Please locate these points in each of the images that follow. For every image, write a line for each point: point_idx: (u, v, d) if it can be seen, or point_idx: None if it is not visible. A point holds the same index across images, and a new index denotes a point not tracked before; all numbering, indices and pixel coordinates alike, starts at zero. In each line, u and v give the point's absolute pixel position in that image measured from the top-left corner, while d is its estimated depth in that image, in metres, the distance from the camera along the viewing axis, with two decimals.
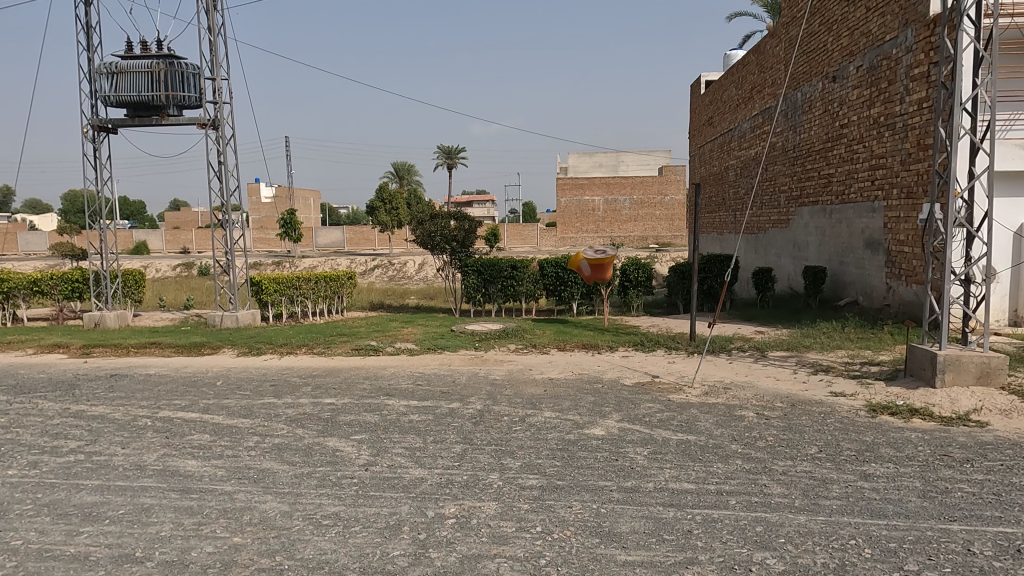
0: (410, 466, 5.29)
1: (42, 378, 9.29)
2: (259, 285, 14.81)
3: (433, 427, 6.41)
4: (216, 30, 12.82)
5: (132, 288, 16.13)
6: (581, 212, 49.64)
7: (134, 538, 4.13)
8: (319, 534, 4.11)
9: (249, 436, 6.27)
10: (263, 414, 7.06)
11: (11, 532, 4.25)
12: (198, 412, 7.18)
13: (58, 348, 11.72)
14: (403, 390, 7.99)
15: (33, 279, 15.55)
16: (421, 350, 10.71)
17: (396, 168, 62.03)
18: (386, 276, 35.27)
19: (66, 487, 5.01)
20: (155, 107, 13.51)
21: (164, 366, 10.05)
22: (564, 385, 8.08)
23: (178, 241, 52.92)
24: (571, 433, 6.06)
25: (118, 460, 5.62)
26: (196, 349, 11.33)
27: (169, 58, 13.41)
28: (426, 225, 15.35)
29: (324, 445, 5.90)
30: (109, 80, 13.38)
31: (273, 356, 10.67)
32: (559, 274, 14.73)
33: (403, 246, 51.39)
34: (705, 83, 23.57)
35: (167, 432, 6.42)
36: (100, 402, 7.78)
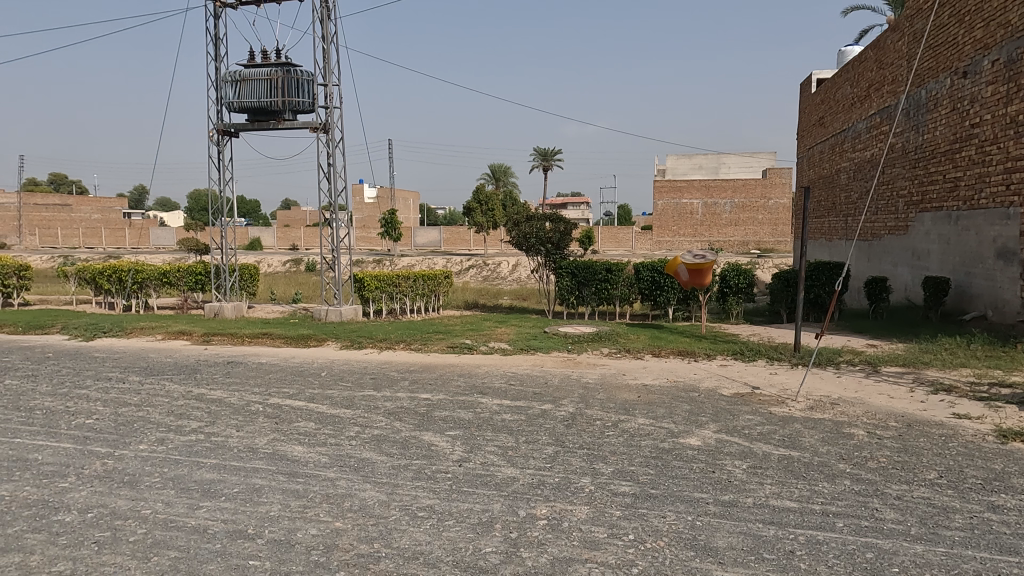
0: (503, 465, 5.35)
1: (170, 361, 10.16)
2: (361, 282, 15.46)
3: (526, 427, 6.45)
4: (329, 38, 13.49)
5: (247, 281, 17.27)
6: (679, 215, 48.44)
7: (247, 515, 4.41)
8: (415, 525, 4.24)
9: (350, 425, 6.55)
10: (363, 405, 7.37)
11: (143, 501, 4.66)
12: (305, 400, 7.59)
13: (182, 335, 12.72)
14: (496, 389, 8.10)
15: (163, 271, 16.96)
16: (514, 350, 10.81)
17: (492, 170, 62.93)
18: (481, 276, 35.91)
19: (189, 463, 5.43)
20: (272, 112, 14.39)
21: (275, 355, 10.72)
22: (658, 392, 7.90)
23: (289, 238, 56.17)
24: (665, 441, 5.92)
25: (234, 441, 6.03)
26: (303, 340, 11.98)
27: (286, 65, 14.24)
28: (522, 225, 15.48)
29: (420, 439, 6.07)
30: (233, 88, 14.38)
31: (373, 350, 11.11)
32: (655, 278, 14.42)
33: (498, 246, 51.96)
34: (816, 80, 22.42)
35: (276, 418, 6.83)
36: (219, 386, 8.40)
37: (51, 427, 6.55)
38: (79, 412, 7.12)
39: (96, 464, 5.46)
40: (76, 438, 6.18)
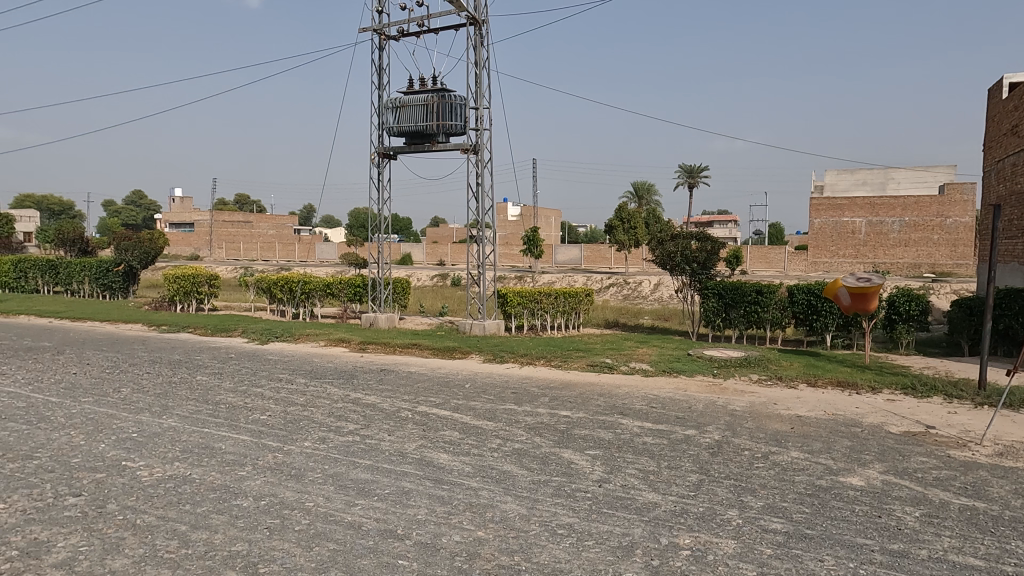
0: (644, 489, 5.23)
1: (331, 366, 11.03)
2: (505, 297, 15.87)
3: (668, 452, 6.25)
4: (482, 63, 14.08)
5: (399, 294, 18.33)
6: (839, 235, 44.99)
7: (397, 516, 4.66)
8: (555, 542, 4.25)
9: (493, 437, 6.72)
10: (505, 418, 7.53)
11: (307, 494, 5.07)
12: (450, 410, 7.90)
13: (341, 342, 13.75)
14: (637, 411, 7.95)
15: (327, 283, 18.42)
16: (656, 372, 10.56)
17: (635, 188, 62.20)
18: (621, 295, 35.55)
19: (346, 463, 5.84)
20: (428, 135, 15.25)
21: (423, 365, 11.27)
22: (815, 425, 7.34)
23: (436, 254, 59.03)
24: (822, 478, 5.49)
25: (386, 445, 6.41)
26: (449, 352, 12.49)
27: (442, 91, 15.04)
28: (666, 244, 15.14)
29: (560, 456, 6.09)
30: (394, 114, 15.45)
31: (514, 365, 11.35)
32: (812, 302, 13.47)
33: (639, 265, 51.13)
34: (1008, 85, 19.99)
35: (424, 426, 7.16)
36: (373, 392, 8.98)
37: (232, 420, 7.33)
38: (255, 408, 7.92)
39: (268, 456, 6.04)
40: (253, 431, 6.88)
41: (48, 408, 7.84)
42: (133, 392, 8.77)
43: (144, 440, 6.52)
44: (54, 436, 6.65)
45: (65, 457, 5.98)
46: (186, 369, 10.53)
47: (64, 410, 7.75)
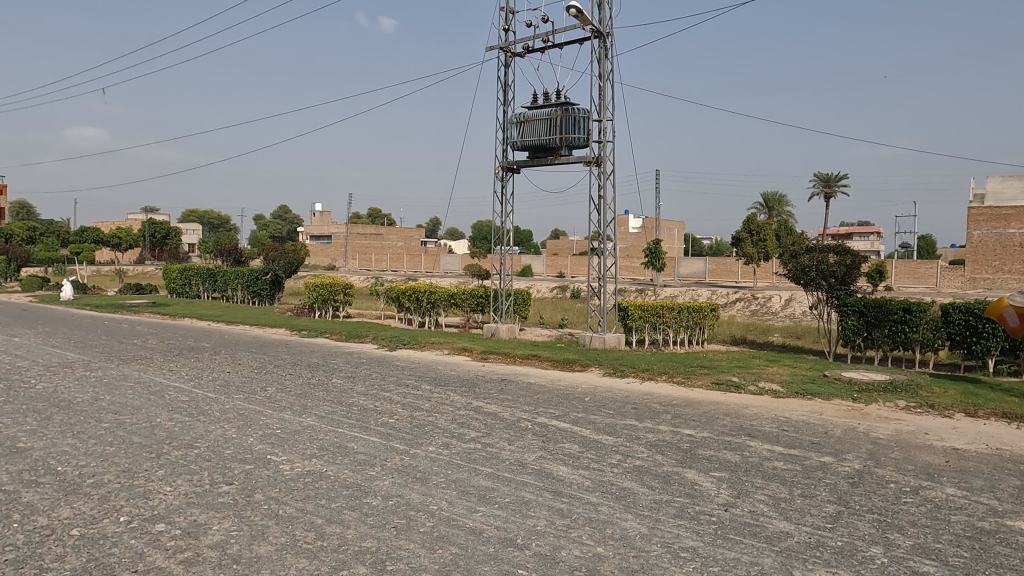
0: (775, 517, 4.94)
1: (454, 374, 11.37)
2: (626, 310, 15.62)
3: (801, 479, 5.87)
4: (606, 76, 14.05)
5: (520, 306, 18.59)
6: (1003, 249, 40.39)
7: (517, 525, 4.71)
8: (677, 565, 4.12)
9: (613, 453, 6.63)
10: (625, 434, 7.41)
11: (431, 497, 5.25)
12: (570, 423, 7.88)
13: (464, 351, 14.16)
14: (767, 433, 7.53)
15: (452, 293, 19.01)
16: (788, 393, 9.92)
17: (765, 199, 59.27)
18: (748, 310, 33.95)
19: (468, 469, 5.99)
20: (551, 149, 15.41)
21: (543, 377, 11.34)
22: (974, 459, 6.60)
23: (556, 267, 59.38)
24: (984, 520, 4.93)
25: (506, 454, 6.50)
26: (568, 365, 12.49)
27: (565, 105, 15.15)
28: (800, 258, 14.32)
29: (683, 476, 5.89)
30: (518, 128, 15.76)
31: (634, 380, 11.14)
32: (970, 323, 12.17)
33: (769, 279, 48.57)
34: None
35: (543, 437, 7.20)
36: (494, 401, 9.15)
37: (363, 422, 7.75)
38: (384, 411, 8.32)
39: (396, 458, 6.32)
40: (381, 433, 7.23)
41: (206, 403, 8.68)
42: (277, 392, 9.52)
43: (286, 436, 7.05)
44: (212, 428, 7.35)
45: (220, 448, 6.58)
46: (323, 372, 11.28)
47: (219, 405, 8.54)
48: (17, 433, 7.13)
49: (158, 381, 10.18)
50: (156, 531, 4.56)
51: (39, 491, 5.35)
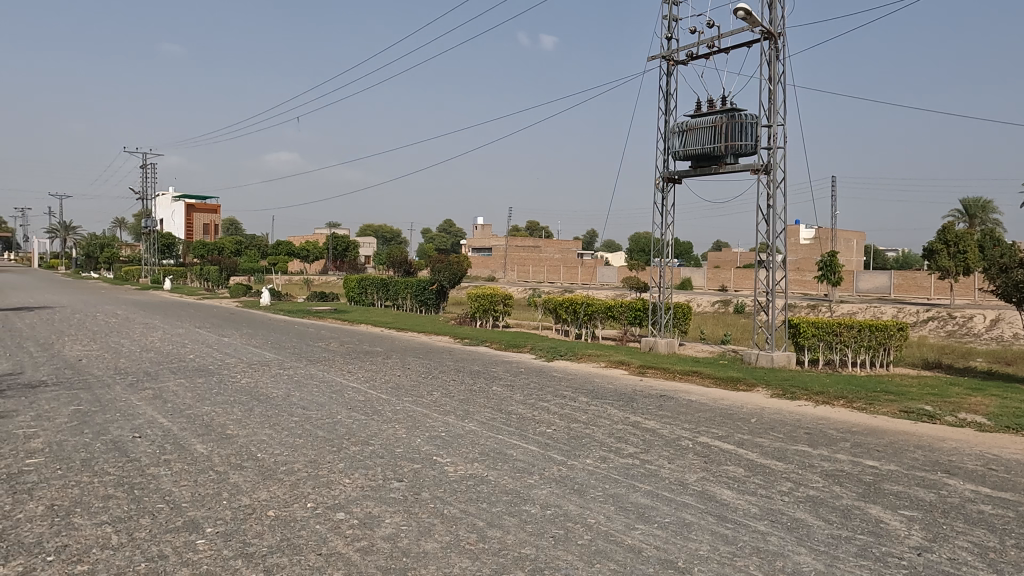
0: (981, 568, 4.31)
1: (611, 388, 11.26)
2: (796, 327, 14.57)
3: (1014, 527, 5.09)
4: (777, 78, 13.28)
5: (680, 320, 18.01)
6: None
7: (678, 547, 4.55)
8: None
9: (783, 480, 6.19)
10: (797, 461, 6.88)
11: (588, 511, 5.23)
12: (734, 445, 7.47)
13: (621, 365, 13.98)
14: (970, 472, 6.62)
15: (609, 306, 18.82)
16: (995, 428, 8.63)
17: (965, 206, 52.52)
18: (944, 331, 30.22)
19: (626, 485, 5.89)
20: (715, 157, 14.83)
21: (704, 395, 10.88)
22: None
23: (718, 280, 56.89)
24: None
25: (666, 473, 6.30)
26: (732, 383, 11.87)
27: (731, 111, 14.52)
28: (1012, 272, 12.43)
29: (865, 512, 5.35)
30: (681, 138, 15.36)
31: (806, 403, 10.32)
32: None
33: (970, 296, 42.87)
34: None
35: (705, 457, 6.90)
36: (653, 417, 8.93)
37: (522, 430, 7.91)
38: (542, 421, 8.43)
39: (553, 468, 6.37)
40: (539, 443, 7.33)
41: (380, 403, 9.35)
42: (441, 396, 10.02)
43: (451, 439, 7.39)
44: (385, 427, 7.91)
45: (392, 446, 7.06)
46: (484, 379, 11.69)
47: (391, 406, 9.16)
48: (227, 421, 8.14)
49: (338, 381, 11.14)
50: (337, 519, 4.98)
51: (243, 474, 6.07)
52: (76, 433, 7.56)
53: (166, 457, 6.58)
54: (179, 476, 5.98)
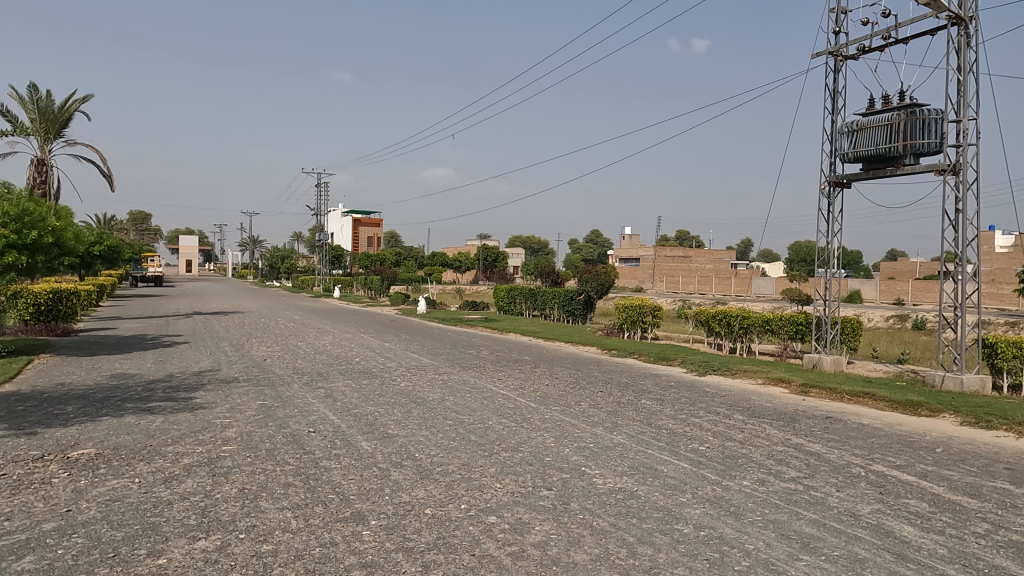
0: None
1: (770, 406, 10.60)
2: (993, 347, 12.88)
3: None
4: (967, 67, 11.86)
5: (849, 335, 16.56)
6: None
7: None
8: None
9: (978, 520, 5.45)
10: (996, 499, 6.03)
11: (746, 536, 4.95)
12: (916, 476, 6.71)
13: (780, 383, 13.10)
14: None
15: (767, 319, 17.73)
16: None
17: None
18: None
19: (789, 511, 5.50)
20: (891, 158, 13.53)
21: (878, 418, 9.91)
22: None
23: (893, 292, 51.74)
24: None
25: (834, 502, 5.80)
26: (912, 408, 10.68)
27: (911, 107, 13.18)
28: None
29: None
30: (850, 138, 14.20)
31: (1009, 435, 8.99)
32: None
33: None
34: None
35: (881, 488, 6.26)
36: (817, 440, 8.27)
37: (673, 446, 7.67)
38: (694, 437, 8.13)
39: (707, 487, 6.11)
40: (691, 460, 7.06)
41: (529, 411, 9.51)
42: (589, 407, 9.99)
43: (599, 451, 7.34)
44: (533, 435, 8.02)
45: (541, 454, 7.15)
46: (632, 392, 11.48)
47: (539, 414, 9.28)
48: (388, 421, 8.69)
49: (489, 388, 11.48)
50: (489, 522, 5.12)
51: (403, 472, 6.44)
52: (261, 425, 8.44)
53: (336, 451, 7.15)
54: (347, 470, 6.47)
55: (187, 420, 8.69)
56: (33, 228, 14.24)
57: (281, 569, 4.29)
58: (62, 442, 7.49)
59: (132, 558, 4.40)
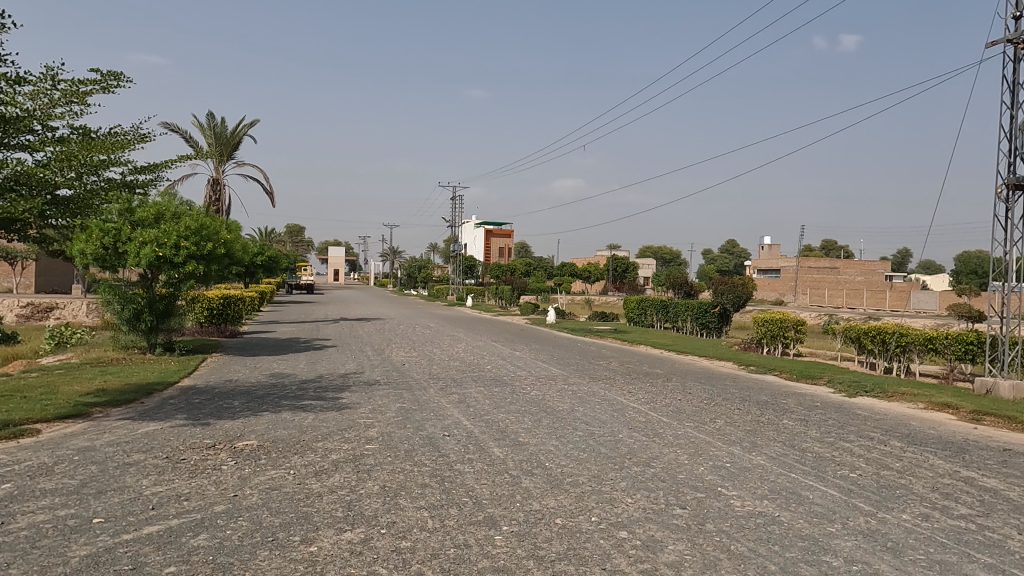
0: None
1: (934, 433, 9.58)
2: None
3: None
4: None
5: None
6: None
7: None
8: None
9: None
10: None
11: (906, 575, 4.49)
12: None
13: (947, 408, 11.80)
14: None
15: (930, 337, 16.05)
16: None
17: None
18: None
19: (959, 552, 4.92)
20: None
21: None
22: None
23: None
24: None
25: (1015, 546, 5.12)
26: None
27: None
28: None
29: None
30: None
31: None
32: None
33: None
34: None
35: None
36: (993, 475, 7.34)
37: (820, 471, 7.14)
38: (844, 463, 7.51)
39: (860, 519, 5.62)
40: (841, 488, 6.54)
41: (661, 426, 9.25)
42: (726, 425, 9.54)
43: (737, 471, 6.99)
44: (666, 451, 7.81)
45: (674, 471, 6.93)
46: (773, 411, 10.83)
47: (672, 430, 9.01)
48: (519, 429, 8.81)
49: (619, 400, 11.30)
50: (620, 537, 5.03)
51: (533, 481, 6.49)
52: (400, 426, 8.87)
53: (470, 456, 7.35)
54: (480, 475, 6.64)
55: (334, 419, 9.31)
56: (209, 241, 15.96)
57: (418, 566, 4.47)
58: (229, 433, 8.30)
59: (288, 543, 4.78)
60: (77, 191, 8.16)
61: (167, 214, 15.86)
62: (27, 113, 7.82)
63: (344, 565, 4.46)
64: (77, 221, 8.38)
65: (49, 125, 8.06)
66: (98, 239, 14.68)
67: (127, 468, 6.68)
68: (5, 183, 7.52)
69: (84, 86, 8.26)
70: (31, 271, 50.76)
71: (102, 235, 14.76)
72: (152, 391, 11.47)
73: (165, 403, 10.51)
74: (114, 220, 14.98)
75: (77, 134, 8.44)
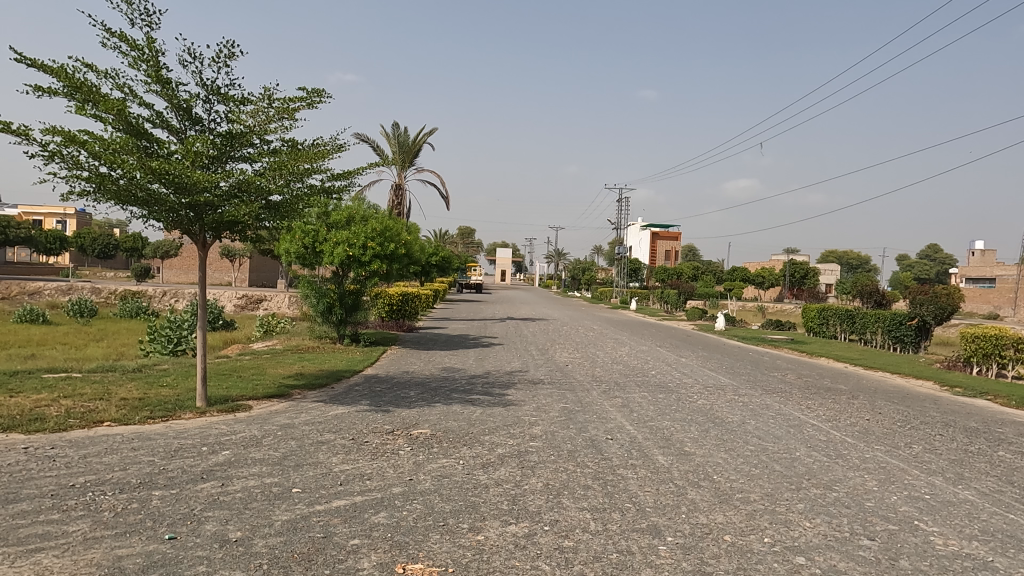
0: None
1: None
2: None
3: None
4: None
5: None
6: None
7: None
8: None
9: None
10: None
11: None
12: None
13: None
14: None
15: None
16: None
17: None
18: None
19: None
20: None
21: None
22: None
23: None
24: None
25: None
26: None
27: None
28: None
29: None
30: None
31: None
32: None
33: None
34: None
35: None
36: None
37: None
38: None
39: None
40: None
41: (845, 447, 8.46)
42: (925, 452, 8.50)
43: (937, 505, 6.21)
44: (851, 475, 7.14)
45: (861, 498, 6.30)
46: (985, 440, 9.45)
47: (858, 452, 8.19)
48: (685, 439, 8.52)
49: (797, 416, 10.50)
50: (798, 562, 4.68)
51: (700, 493, 6.25)
52: (564, 426, 8.95)
53: (634, 462, 7.24)
54: (643, 482, 6.51)
55: (501, 415, 9.63)
56: (391, 242, 17.28)
57: (581, 567, 4.48)
58: (406, 421, 8.92)
59: (457, 530, 5.03)
60: (285, 198, 9.21)
61: (356, 216, 17.39)
62: (248, 128, 8.94)
63: (509, 556, 4.60)
64: (286, 223, 9.46)
65: (265, 139, 9.16)
66: (300, 239, 16.47)
67: (321, 446, 7.42)
68: (231, 191, 8.68)
69: (293, 102, 9.31)
70: (246, 266, 58.21)
71: (303, 235, 16.55)
72: (341, 377, 12.66)
73: (352, 389, 11.54)
74: (313, 222, 16.71)
75: (288, 146, 9.52)
